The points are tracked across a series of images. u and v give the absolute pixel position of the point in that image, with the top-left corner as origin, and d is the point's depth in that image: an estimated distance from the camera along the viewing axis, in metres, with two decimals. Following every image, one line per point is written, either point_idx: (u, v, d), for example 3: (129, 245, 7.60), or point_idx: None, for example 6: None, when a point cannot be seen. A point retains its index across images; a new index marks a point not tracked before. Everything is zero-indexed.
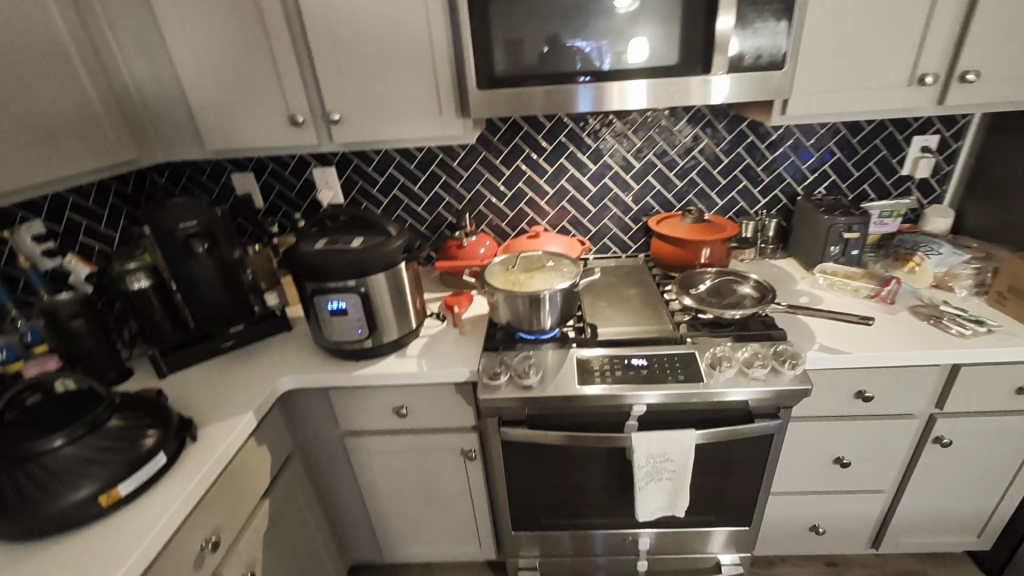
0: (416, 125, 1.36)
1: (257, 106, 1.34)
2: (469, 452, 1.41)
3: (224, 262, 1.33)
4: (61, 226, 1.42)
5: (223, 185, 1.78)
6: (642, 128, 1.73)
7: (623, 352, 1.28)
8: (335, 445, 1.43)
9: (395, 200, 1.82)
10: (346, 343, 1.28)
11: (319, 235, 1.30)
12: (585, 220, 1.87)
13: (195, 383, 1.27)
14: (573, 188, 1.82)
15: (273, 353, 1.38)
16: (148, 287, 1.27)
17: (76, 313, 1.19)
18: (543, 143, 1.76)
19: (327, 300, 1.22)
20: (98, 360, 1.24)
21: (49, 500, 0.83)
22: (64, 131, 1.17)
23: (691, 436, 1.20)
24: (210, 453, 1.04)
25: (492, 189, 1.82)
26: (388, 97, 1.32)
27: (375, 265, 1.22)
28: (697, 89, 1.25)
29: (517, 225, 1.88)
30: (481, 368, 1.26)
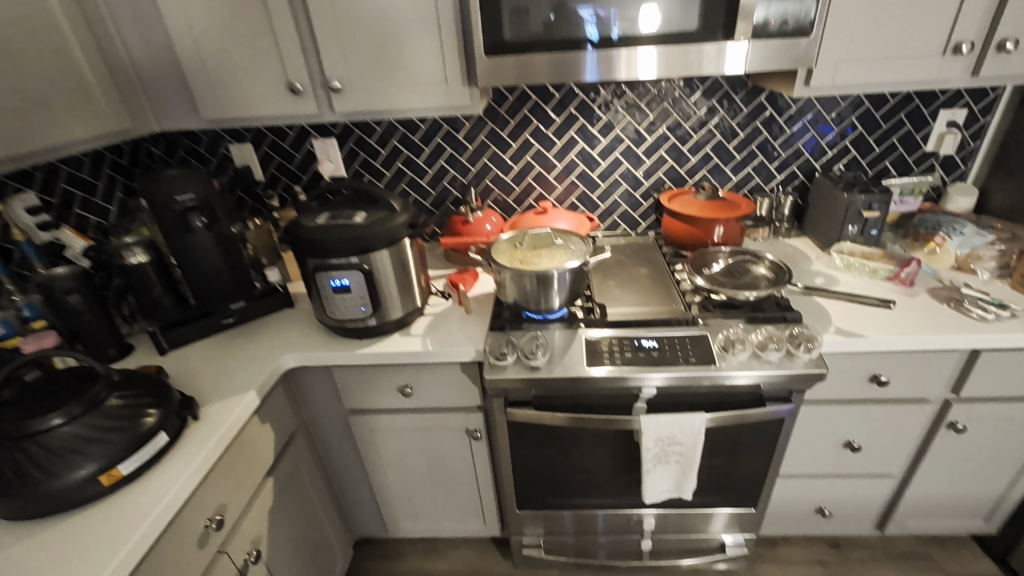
0: (420, 94, 1.29)
1: (253, 72, 1.27)
2: (474, 432, 1.40)
3: (224, 237, 1.29)
4: (55, 197, 1.37)
5: (221, 157, 1.72)
6: (656, 100, 1.66)
7: (632, 333, 1.25)
8: (339, 423, 1.42)
9: (398, 173, 1.76)
10: (349, 321, 1.25)
11: (321, 209, 1.25)
12: (595, 196, 1.81)
13: (197, 360, 1.25)
14: (582, 163, 1.75)
15: (275, 330, 1.36)
16: (146, 262, 1.23)
17: (72, 288, 1.16)
18: (552, 115, 1.68)
19: (329, 277, 1.19)
20: (97, 336, 1.22)
21: (48, 480, 0.82)
22: (54, 98, 1.11)
23: (701, 419, 1.18)
24: (212, 432, 1.02)
25: (499, 163, 1.76)
26: (391, 65, 1.25)
27: (378, 241, 1.18)
28: (712, 58, 1.18)
29: (524, 201, 1.82)
30: (487, 348, 1.23)
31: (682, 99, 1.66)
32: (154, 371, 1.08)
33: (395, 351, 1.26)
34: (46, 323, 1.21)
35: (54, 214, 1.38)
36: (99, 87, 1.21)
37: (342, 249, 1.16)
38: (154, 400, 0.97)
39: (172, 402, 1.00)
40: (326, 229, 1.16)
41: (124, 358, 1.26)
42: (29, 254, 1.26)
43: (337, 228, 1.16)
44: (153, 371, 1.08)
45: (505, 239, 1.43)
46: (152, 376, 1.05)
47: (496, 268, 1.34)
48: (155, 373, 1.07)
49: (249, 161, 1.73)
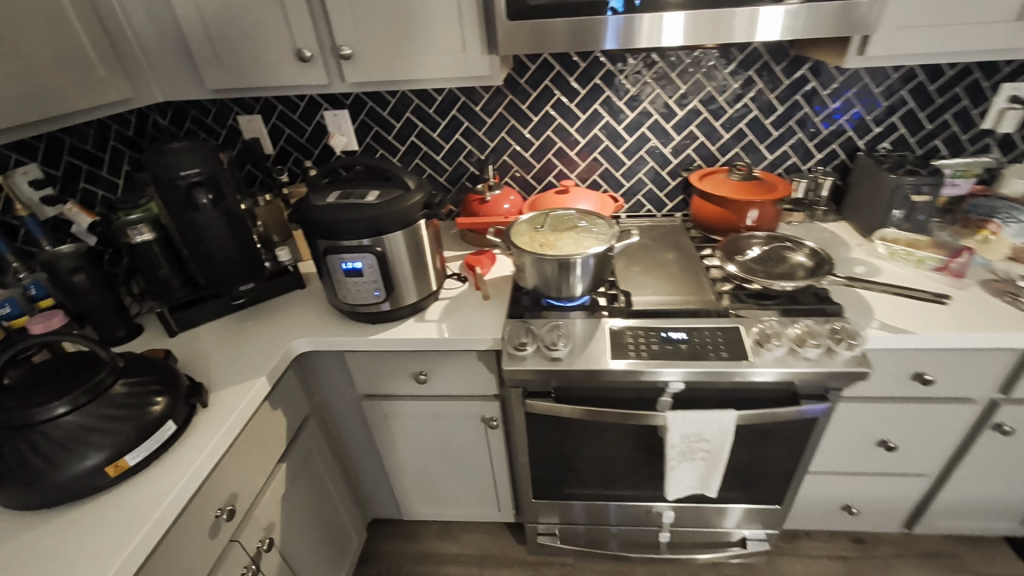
0: (437, 63, 1.20)
1: (259, 37, 1.18)
2: (490, 421, 1.36)
3: (231, 215, 1.23)
4: (59, 171, 1.32)
5: (229, 128, 1.65)
6: (688, 71, 1.54)
7: (659, 324, 1.18)
8: (352, 408, 1.39)
9: (413, 148, 1.68)
10: (362, 306, 1.20)
11: (331, 187, 1.18)
12: (619, 174, 1.71)
13: (207, 343, 1.22)
14: (606, 139, 1.65)
15: (286, 313, 1.31)
16: (152, 240, 1.18)
17: (78, 267, 1.12)
18: (576, 86, 1.57)
19: (340, 260, 1.13)
20: (105, 317, 1.19)
21: (53, 471, 0.79)
22: (53, 65, 1.04)
23: (731, 417, 1.12)
24: (222, 420, 0.98)
25: (518, 138, 1.66)
26: (405, 30, 1.16)
27: (391, 223, 1.11)
28: (744, 24, 1.06)
29: (544, 179, 1.73)
30: (505, 337, 1.17)
31: (718, 69, 1.53)
32: (162, 354, 1.04)
33: (409, 338, 1.21)
34: (54, 302, 1.18)
35: (60, 187, 1.33)
36: (100, 54, 1.13)
37: (354, 230, 1.10)
38: (162, 388, 0.93)
39: (180, 389, 0.96)
40: (336, 210, 1.09)
41: (134, 339, 1.23)
42: (35, 230, 1.22)
43: (349, 208, 1.09)
44: (161, 355, 1.04)
45: (524, 221, 1.35)
46: (159, 361, 1.02)
47: (515, 251, 1.27)
48: (163, 357, 1.04)
49: (258, 134, 1.66)
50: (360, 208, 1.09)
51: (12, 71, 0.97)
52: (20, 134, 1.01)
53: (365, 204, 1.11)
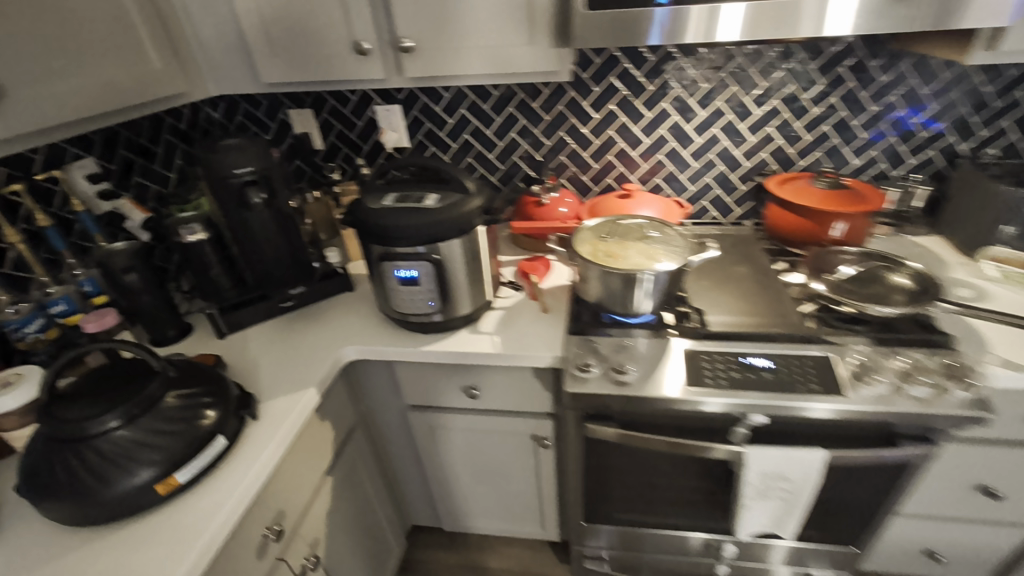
0: (503, 56, 1.11)
1: (317, 28, 1.12)
2: (542, 439, 1.28)
3: (283, 215, 1.18)
4: (115, 164, 1.30)
5: (280, 122, 1.61)
6: (770, 66, 1.40)
7: (738, 349, 1.07)
8: (397, 418, 1.33)
9: (465, 145, 1.60)
10: (415, 316, 1.13)
11: (387, 189, 1.11)
12: (684, 177, 1.59)
13: (256, 347, 1.18)
14: (673, 139, 1.53)
15: (335, 317, 1.27)
16: (204, 240, 1.14)
17: (131, 266, 1.09)
18: (644, 82, 1.46)
19: (396, 267, 1.06)
20: (157, 317, 1.16)
21: (104, 488, 0.75)
22: (110, 56, 0.99)
23: (818, 456, 1.00)
24: (273, 435, 0.94)
25: (577, 137, 1.56)
26: (471, 22, 1.07)
27: (450, 229, 1.03)
28: (809, 16, 0.92)
29: (602, 181, 1.63)
30: (567, 355, 1.08)
31: (803, 65, 1.39)
32: (213, 363, 1.00)
33: (463, 351, 1.14)
34: (107, 300, 1.15)
35: (115, 181, 1.31)
36: (156, 45, 1.08)
37: (410, 237, 1.02)
38: (212, 399, 0.89)
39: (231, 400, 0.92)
40: (393, 215, 1.02)
41: (184, 339, 1.21)
42: (90, 227, 1.20)
43: (406, 213, 1.02)
44: (212, 363, 1.00)
45: (587, 228, 1.26)
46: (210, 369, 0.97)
47: (578, 262, 1.18)
48: (213, 365, 1.00)
49: (309, 129, 1.61)
50: (419, 214, 1.02)
51: (70, 62, 0.92)
52: (77, 129, 0.97)
53: (422, 208, 1.04)
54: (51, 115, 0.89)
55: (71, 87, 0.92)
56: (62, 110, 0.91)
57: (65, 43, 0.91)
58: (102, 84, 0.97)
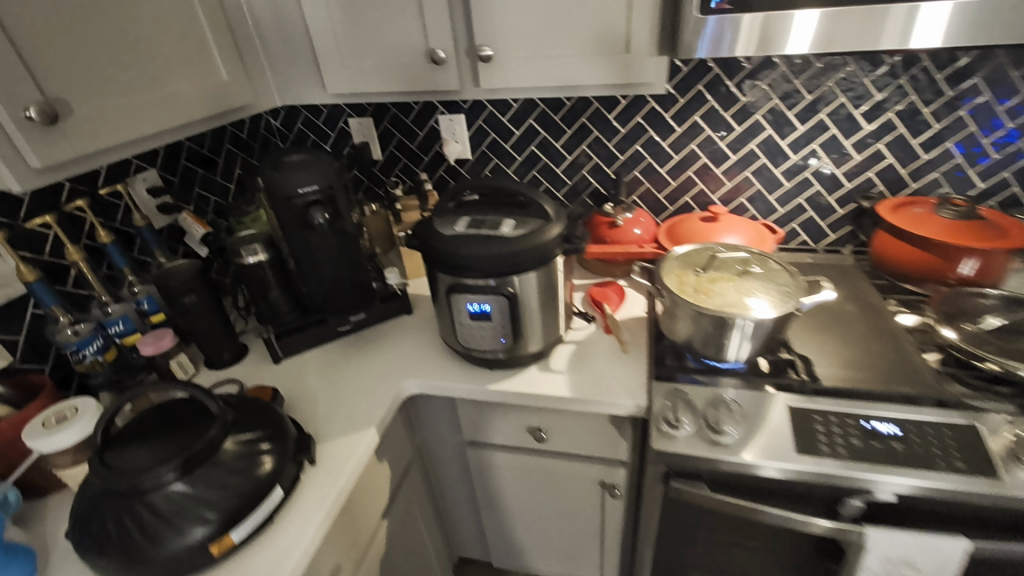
0: (591, 66, 0.99)
1: (389, 36, 1.04)
2: (612, 488, 1.16)
3: (344, 235, 1.11)
4: (176, 176, 1.28)
5: (339, 131, 1.55)
6: (888, 75, 1.22)
7: (857, 409, 0.92)
8: (454, 453, 1.24)
9: (530, 158, 1.50)
10: (484, 352, 1.02)
11: (458, 212, 1.02)
12: (773, 198, 1.43)
13: (312, 377, 1.11)
14: (764, 155, 1.37)
15: (394, 344, 1.19)
16: (264, 261, 1.08)
17: (189, 288, 1.04)
18: (735, 92, 1.31)
19: (467, 301, 0.95)
20: (213, 338, 1.12)
21: (153, 547, 0.69)
22: (181, 68, 0.94)
23: (959, 547, 0.83)
24: (333, 483, 0.86)
25: (654, 151, 1.43)
26: (558, 27, 0.97)
27: (529, 260, 0.92)
28: (893, 27, 0.79)
29: (679, 199, 1.48)
30: (654, 407, 0.95)
31: (929, 74, 1.20)
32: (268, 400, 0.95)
33: (535, 392, 1.03)
34: (164, 318, 1.12)
35: (175, 193, 1.28)
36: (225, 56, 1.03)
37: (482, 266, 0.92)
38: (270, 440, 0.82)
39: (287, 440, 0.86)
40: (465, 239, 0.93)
41: (239, 363, 1.16)
42: (150, 241, 1.17)
43: (481, 241, 0.92)
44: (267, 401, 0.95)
45: (675, 258, 1.12)
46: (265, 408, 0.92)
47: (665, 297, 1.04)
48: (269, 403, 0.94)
49: (368, 138, 1.55)
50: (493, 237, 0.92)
51: (145, 74, 0.87)
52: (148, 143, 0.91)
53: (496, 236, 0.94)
54: (128, 128, 0.84)
55: (146, 100, 0.87)
56: (139, 123, 0.86)
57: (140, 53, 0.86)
58: (176, 96, 0.92)
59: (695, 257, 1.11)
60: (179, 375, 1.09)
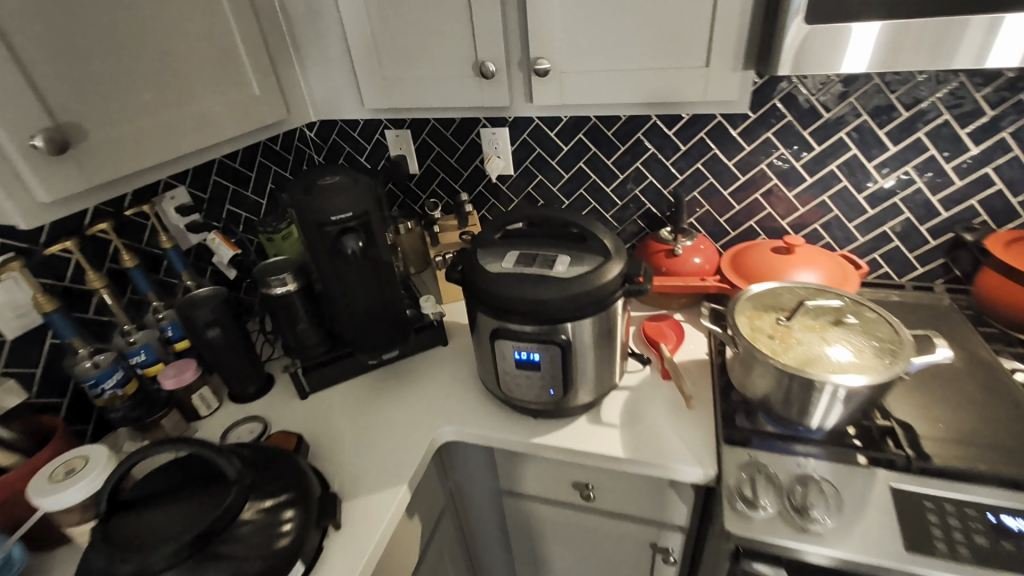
0: (660, 83, 0.88)
1: (438, 48, 0.96)
2: (666, 555, 1.02)
3: (378, 264, 1.02)
4: (207, 193, 1.22)
5: (375, 143, 1.47)
6: (1008, 89, 1.03)
7: (978, 497, 0.76)
8: (488, 500, 1.13)
9: (578, 175, 1.38)
10: (529, 403, 0.91)
11: (504, 244, 0.91)
12: (851, 226, 1.26)
13: (340, 417, 1.03)
14: (846, 178, 1.21)
15: (428, 382, 1.09)
16: (294, 291, 1.00)
17: (212, 320, 0.98)
18: (816, 107, 1.15)
19: (515, 348, 0.84)
20: (238, 371, 1.05)
21: None
22: (214, 84, 0.87)
23: None
24: (359, 554, 0.76)
25: (718, 171, 1.28)
26: (628, 38, 0.86)
27: (586, 305, 0.81)
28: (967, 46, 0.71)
29: (742, 223, 1.33)
30: (727, 479, 0.82)
31: None
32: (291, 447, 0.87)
33: (585, 450, 0.91)
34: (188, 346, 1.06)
35: (205, 210, 1.22)
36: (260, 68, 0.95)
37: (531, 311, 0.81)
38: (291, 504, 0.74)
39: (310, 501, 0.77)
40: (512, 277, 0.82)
41: (263, 397, 1.09)
42: (177, 264, 1.11)
43: (531, 281, 0.81)
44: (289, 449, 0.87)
45: (748, 297, 0.97)
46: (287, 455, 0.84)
47: (738, 347, 0.91)
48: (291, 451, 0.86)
49: (405, 151, 1.46)
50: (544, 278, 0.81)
51: (173, 92, 0.80)
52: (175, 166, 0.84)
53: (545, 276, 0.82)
54: (153, 153, 0.77)
55: (174, 120, 0.80)
56: (164, 146, 0.79)
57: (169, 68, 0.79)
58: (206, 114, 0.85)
59: (767, 299, 0.97)
60: (200, 409, 1.03)
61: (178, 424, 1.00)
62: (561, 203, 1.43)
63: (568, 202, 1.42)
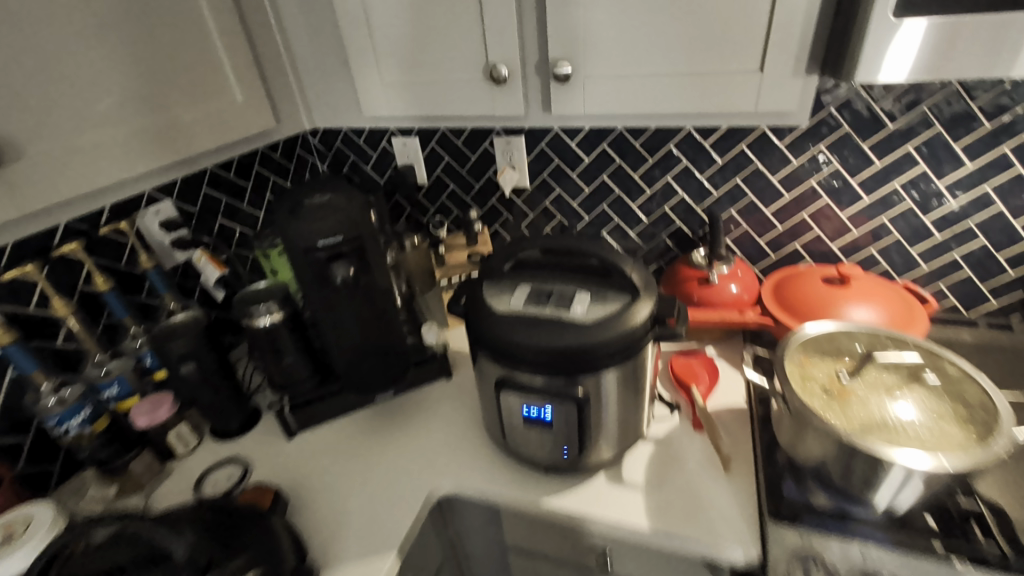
0: (706, 87, 0.74)
1: (449, 46, 0.84)
2: None
3: (373, 292, 0.91)
4: (197, 206, 1.13)
5: (382, 152, 1.36)
6: None
7: None
8: (491, 556, 1.01)
9: (600, 190, 1.25)
10: (538, 462, 0.79)
11: (515, 277, 0.78)
12: (914, 252, 1.08)
13: (328, 464, 0.92)
14: (911, 199, 1.04)
15: (428, 425, 0.98)
16: (281, 322, 0.90)
17: (188, 354, 0.88)
18: (879, 117, 0.99)
19: (524, 403, 0.72)
20: (220, 406, 0.96)
21: None
22: (188, 100, 0.81)
23: None
24: None
25: (759, 187, 1.13)
26: (663, 38, 0.73)
27: (608, 356, 0.68)
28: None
29: (786, 245, 1.17)
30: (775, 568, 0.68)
31: None
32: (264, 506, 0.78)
33: (603, 518, 0.78)
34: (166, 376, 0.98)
35: (194, 224, 1.13)
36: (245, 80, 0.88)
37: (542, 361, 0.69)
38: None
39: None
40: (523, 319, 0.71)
41: (247, 434, 1.00)
42: (158, 286, 1.03)
43: (545, 326, 0.69)
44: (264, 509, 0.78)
45: (799, 340, 0.82)
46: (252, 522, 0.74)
47: (788, 405, 0.76)
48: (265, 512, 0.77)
49: (413, 160, 1.35)
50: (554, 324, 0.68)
51: (135, 111, 0.75)
52: (134, 187, 0.81)
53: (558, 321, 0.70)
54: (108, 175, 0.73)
55: (131, 142, 0.75)
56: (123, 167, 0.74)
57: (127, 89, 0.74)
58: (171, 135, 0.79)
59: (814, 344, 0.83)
60: (177, 448, 0.95)
61: (150, 466, 0.91)
62: (581, 219, 1.31)
63: (588, 217, 1.30)
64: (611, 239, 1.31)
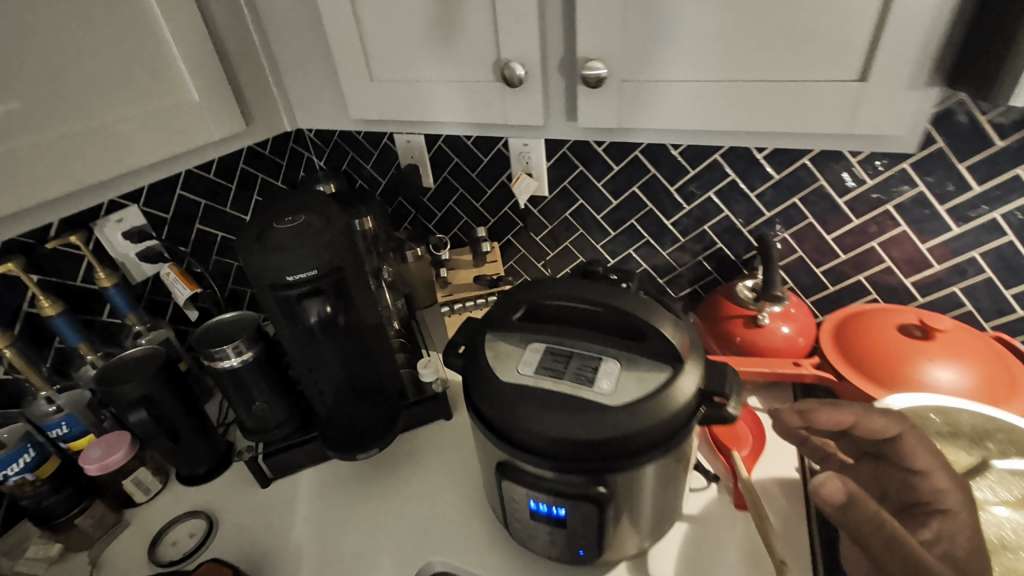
0: (770, 99, 0.60)
1: (454, 37, 0.69)
2: None
3: (357, 331, 0.77)
4: (169, 212, 0.99)
5: (384, 149, 1.20)
6: None
7: None
8: None
9: (629, 202, 1.08)
10: (546, 555, 0.65)
11: (527, 332, 0.63)
12: (1009, 294, 0.89)
13: (303, 525, 0.80)
14: (1015, 232, 0.84)
15: (421, 480, 0.85)
16: (250, 363, 0.76)
17: (138, 400, 0.76)
18: (984, 131, 0.79)
19: (534, 499, 0.58)
20: (182, 451, 0.83)
21: None
22: (138, 105, 0.72)
23: None
24: None
25: (820, 209, 0.94)
26: (729, 37, 0.59)
27: (637, 449, 0.54)
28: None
29: (847, 277, 0.99)
30: None
31: None
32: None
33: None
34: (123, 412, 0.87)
35: (168, 233, 1.00)
36: (201, 85, 0.79)
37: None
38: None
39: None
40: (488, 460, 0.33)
41: (217, 480, 0.87)
42: (119, 305, 0.91)
43: (562, 410, 0.54)
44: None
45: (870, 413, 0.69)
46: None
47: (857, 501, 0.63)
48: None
49: (418, 160, 1.19)
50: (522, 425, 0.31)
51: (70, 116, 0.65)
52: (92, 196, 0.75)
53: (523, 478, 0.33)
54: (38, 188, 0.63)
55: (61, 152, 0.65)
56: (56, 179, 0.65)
57: (45, 105, 0.64)
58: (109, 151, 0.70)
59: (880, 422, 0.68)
60: (136, 496, 0.83)
61: (102, 518, 0.80)
62: (606, 234, 1.14)
63: (614, 232, 1.13)
64: (639, 258, 1.14)
